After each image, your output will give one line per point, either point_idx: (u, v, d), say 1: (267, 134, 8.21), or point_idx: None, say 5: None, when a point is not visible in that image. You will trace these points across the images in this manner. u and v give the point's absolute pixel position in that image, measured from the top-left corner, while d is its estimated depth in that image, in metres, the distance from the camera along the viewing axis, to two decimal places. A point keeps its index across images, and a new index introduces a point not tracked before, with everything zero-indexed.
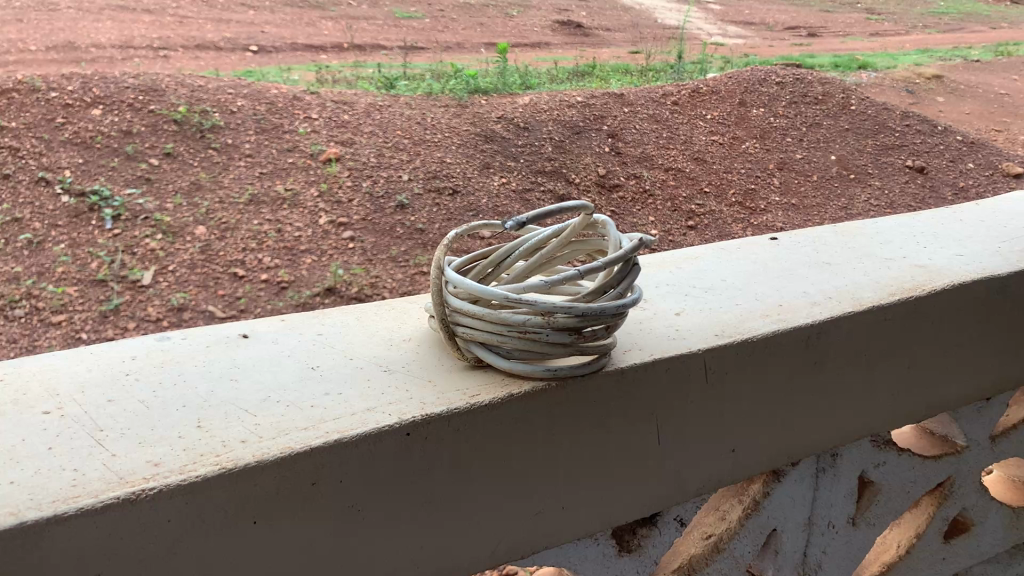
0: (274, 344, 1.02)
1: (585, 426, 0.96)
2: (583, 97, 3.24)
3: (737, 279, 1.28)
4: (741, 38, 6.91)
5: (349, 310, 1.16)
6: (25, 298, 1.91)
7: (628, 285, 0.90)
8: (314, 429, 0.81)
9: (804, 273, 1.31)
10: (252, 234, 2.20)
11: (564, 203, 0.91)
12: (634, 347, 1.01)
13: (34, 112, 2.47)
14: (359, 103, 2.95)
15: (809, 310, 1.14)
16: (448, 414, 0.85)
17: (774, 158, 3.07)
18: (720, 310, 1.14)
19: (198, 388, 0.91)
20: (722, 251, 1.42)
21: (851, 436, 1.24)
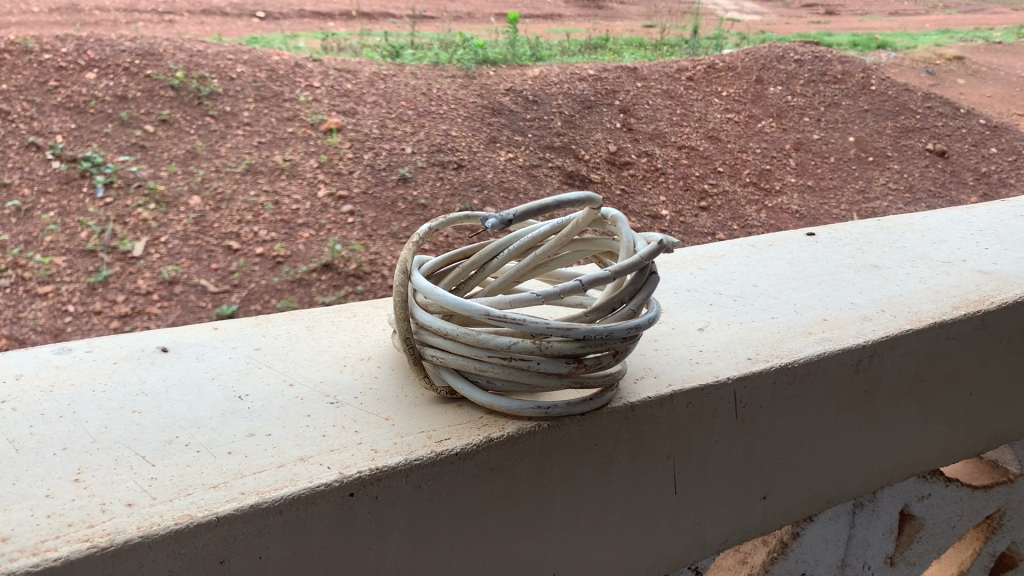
0: (186, 370, 0.98)
1: (586, 473, 0.92)
2: (595, 70, 3.14)
3: (769, 288, 1.30)
4: (758, 14, 6.75)
5: (298, 321, 1.13)
6: (11, 269, 1.84)
7: (642, 299, 0.81)
8: (222, 489, 0.73)
9: (845, 280, 1.34)
10: (248, 206, 2.12)
11: (563, 196, 0.82)
12: (659, 373, 0.98)
13: (26, 74, 2.39)
14: (363, 72, 2.86)
15: (858, 327, 1.14)
16: (405, 469, 0.78)
17: (790, 139, 2.98)
18: (755, 323, 1.15)
19: (89, 427, 0.85)
20: (753, 253, 1.46)
21: (874, 461, 1.22)
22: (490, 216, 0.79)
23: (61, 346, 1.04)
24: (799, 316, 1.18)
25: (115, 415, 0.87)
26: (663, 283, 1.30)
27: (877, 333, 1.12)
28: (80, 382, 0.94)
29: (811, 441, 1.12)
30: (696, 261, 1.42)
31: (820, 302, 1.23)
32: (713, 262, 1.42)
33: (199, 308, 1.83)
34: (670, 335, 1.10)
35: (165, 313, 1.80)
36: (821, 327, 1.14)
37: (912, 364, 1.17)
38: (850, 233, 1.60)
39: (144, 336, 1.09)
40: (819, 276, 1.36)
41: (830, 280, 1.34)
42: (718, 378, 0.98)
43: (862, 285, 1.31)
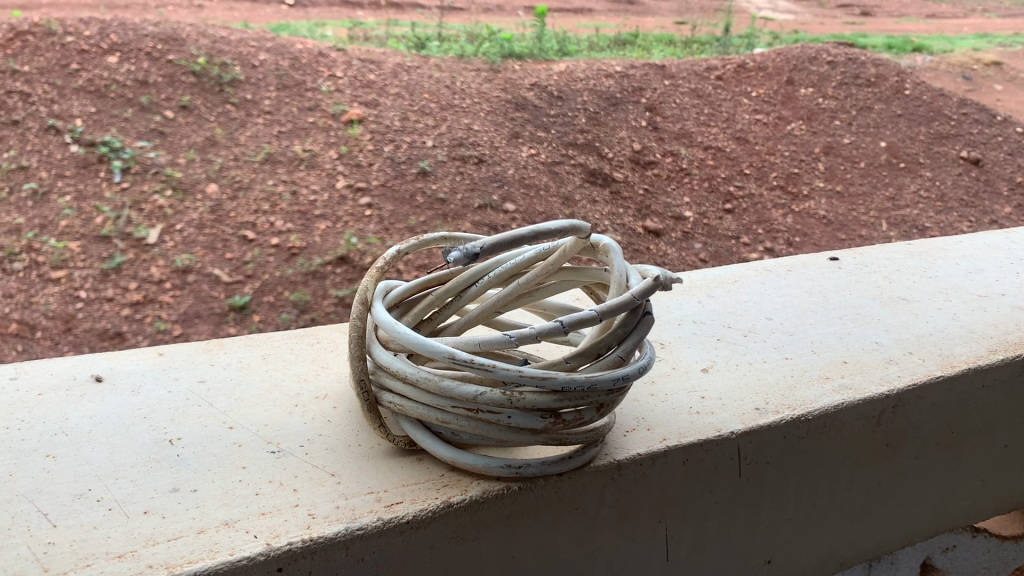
0: (114, 407, 1.04)
1: (566, 539, 0.95)
2: (622, 66, 3.09)
3: (784, 321, 1.34)
4: (791, 13, 6.63)
5: (253, 349, 1.20)
6: (24, 252, 1.83)
7: (630, 347, 0.82)
8: (127, 560, 0.77)
9: (869, 315, 1.37)
10: (266, 195, 2.09)
11: (548, 225, 0.82)
12: (652, 425, 1.01)
13: (48, 57, 2.38)
14: (387, 62, 2.82)
15: (881, 373, 1.17)
16: (344, 538, 0.80)
17: (821, 142, 2.90)
18: (765, 364, 1.19)
19: (7, 472, 0.90)
20: (770, 279, 1.50)
21: (886, 516, 1.24)
22: (454, 249, 0.79)
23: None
24: (817, 357, 1.21)
25: (30, 459, 0.92)
26: (672, 313, 1.34)
27: (903, 381, 1.15)
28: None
29: (821, 497, 1.15)
30: (705, 286, 1.46)
31: (839, 342, 1.26)
32: (725, 288, 1.46)
33: (211, 297, 1.81)
34: (668, 377, 1.14)
35: (177, 302, 1.79)
36: (840, 371, 1.17)
37: (931, 419, 1.19)
38: (877, 260, 1.62)
39: (84, 360, 1.16)
40: (839, 309, 1.39)
41: (850, 316, 1.36)
42: (718, 431, 1.00)
43: (886, 322, 1.34)
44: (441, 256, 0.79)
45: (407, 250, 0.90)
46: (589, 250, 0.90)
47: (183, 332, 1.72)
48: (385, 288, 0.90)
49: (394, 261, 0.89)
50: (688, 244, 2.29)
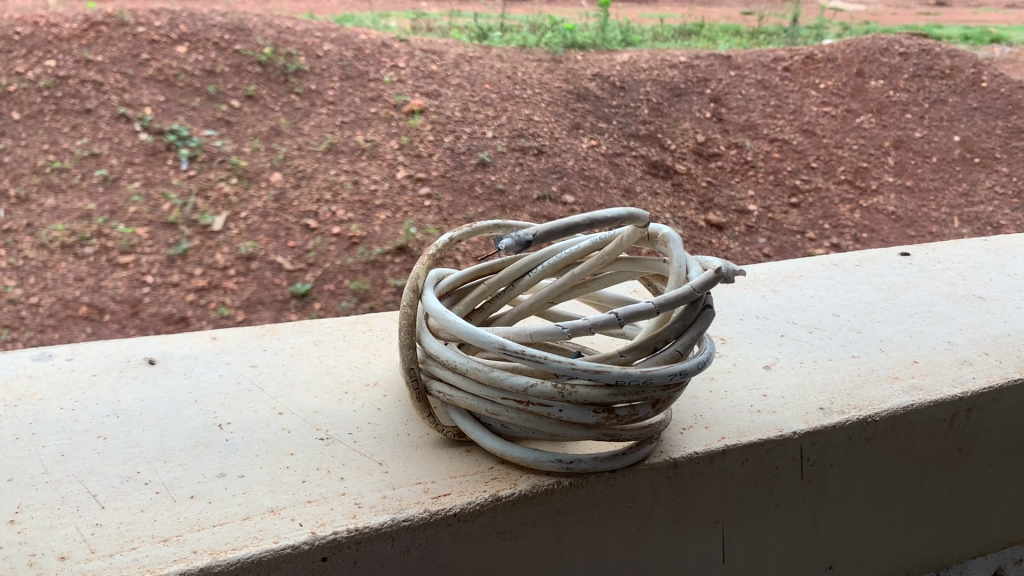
0: (165, 389, 1.06)
1: (617, 538, 0.94)
2: (687, 57, 3.04)
3: (850, 316, 1.31)
4: (863, 4, 6.44)
5: (305, 334, 1.21)
6: (95, 237, 1.88)
7: (688, 343, 0.80)
8: (172, 544, 0.78)
9: (941, 311, 1.33)
10: (328, 185, 2.11)
11: (610, 213, 0.82)
12: (710, 423, 0.99)
13: (120, 47, 2.43)
14: (449, 53, 2.82)
15: (955, 373, 1.13)
16: (390, 528, 0.80)
17: (891, 135, 2.81)
18: (830, 361, 1.16)
19: (58, 453, 0.92)
20: (837, 275, 1.47)
21: (955, 523, 1.21)
22: (506, 235, 0.77)
23: (43, 350, 1.14)
24: (885, 356, 1.18)
25: (80, 440, 0.94)
26: (734, 307, 1.32)
27: (979, 383, 1.11)
28: (52, 397, 1.03)
29: (886, 502, 1.12)
30: (770, 280, 1.43)
31: (911, 340, 1.23)
32: (790, 282, 1.43)
33: (274, 284, 1.84)
34: (728, 374, 1.12)
35: (241, 289, 1.82)
36: (910, 372, 1.13)
37: (1004, 426, 1.15)
38: (951, 256, 1.57)
39: (139, 342, 1.19)
40: (911, 307, 1.34)
41: (923, 314, 1.32)
42: (780, 432, 0.98)
43: (960, 321, 1.29)
44: (493, 243, 0.78)
45: (460, 237, 0.90)
46: (648, 240, 0.89)
47: (246, 318, 1.75)
48: (436, 276, 0.90)
49: (446, 247, 0.89)
50: (752, 238, 2.26)
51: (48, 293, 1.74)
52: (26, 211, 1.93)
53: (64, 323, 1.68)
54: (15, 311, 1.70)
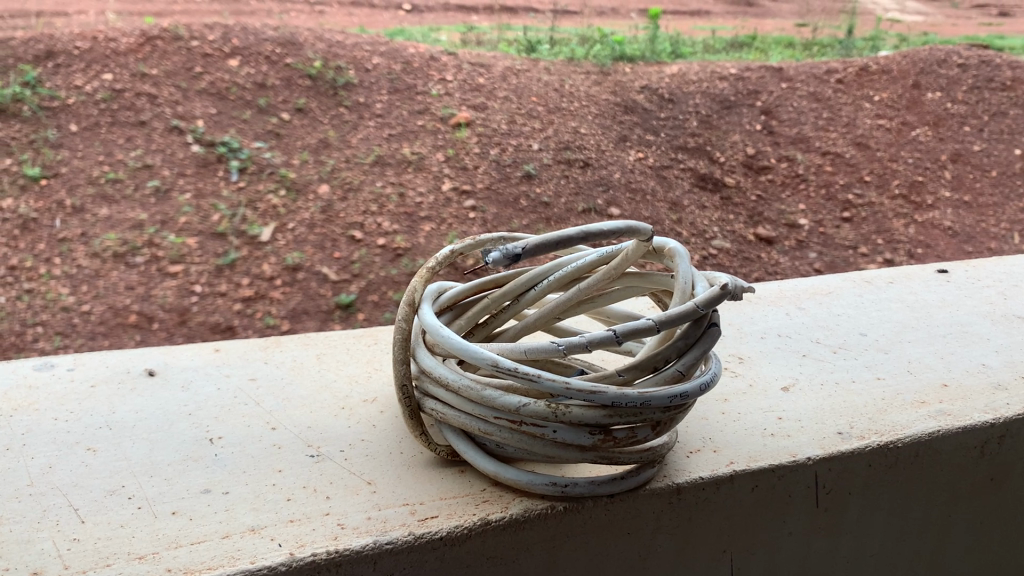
0: (161, 402, 1.07)
1: (617, 565, 0.92)
2: (737, 69, 3.01)
3: (877, 336, 1.29)
4: (921, 15, 6.31)
5: (309, 348, 1.23)
6: (146, 246, 1.92)
7: (691, 364, 0.79)
8: (147, 562, 0.78)
9: (976, 332, 1.31)
10: (374, 197, 2.12)
11: (614, 225, 0.81)
12: (719, 446, 0.97)
13: (175, 60, 2.49)
14: (497, 66, 2.83)
15: (987, 399, 1.11)
16: (371, 552, 0.80)
17: (949, 149, 2.73)
18: (853, 383, 1.14)
19: (45, 463, 0.94)
20: (868, 291, 1.45)
21: (986, 557, 1.16)
22: (494, 249, 0.78)
23: (46, 359, 1.16)
24: (913, 379, 1.16)
25: (69, 452, 0.96)
26: (756, 324, 1.31)
27: (1012, 410, 1.08)
28: (49, 408, 1.05)
29: (910, 532, 1.08)
30: (796, 297, 1.42)
31: (941, 362, 1.21)
32: (817, 299, 1.42)
33: (319, 295, 1.87)
34: (743, 396, 1.11)
35: (286, 299, 1.85)
36: (938, 396, 1.11)
37: None
38: (990, 273, 1.55)
39: (143, 354, 1.21)
40: (943, 326, 1.32)
41: (957, 334, 1.30)
42: (794, 457, 0.96)
43: (997, 343, 1.28)
44: (483, 255, 0.78)
45: (461, 250, 0.89)
46: (654, 255, 0.89)
47: (291, 328, 1.78)
48: (437, 290, 0.89)
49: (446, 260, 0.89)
50: (803, 253, 2.22)
51: (99, 301, 1.79)
52: (80, 220, 1.98)
53: (114, 331, 1.72)
54: (68, 318, 1.74)
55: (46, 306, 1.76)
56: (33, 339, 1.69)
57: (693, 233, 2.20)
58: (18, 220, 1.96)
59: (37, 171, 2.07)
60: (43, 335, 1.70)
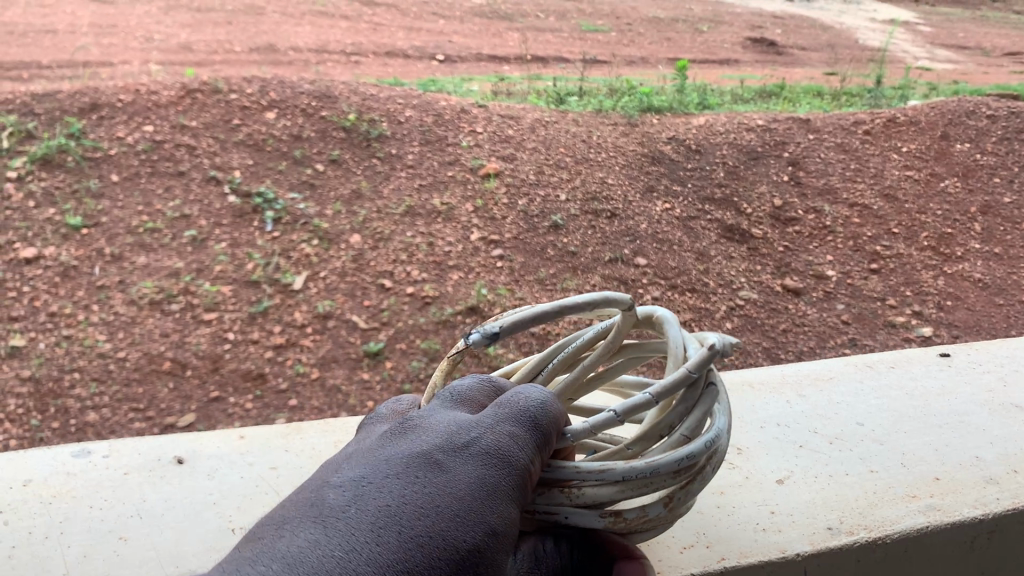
0: (187, 488, 1.25)
1: None
2: (764, 120, 3.03)
3: (873, 425, 1.40)
4: (950, 63, 6.31)
5: (327, 434, 1.39)
6: (182, 294, 1.97)
7: (693, 428, 0.83)
8: None
9: (973, 423, 1.42)
10: (404, 246, 2.16)
11: (590, 300, 0.87)
12: (711, 541, 1.11)
13: (214, 113, 2.56)
14: (526, 118, 2.88)
15: (975, 493, 1.24)
16: None
17: (977, 201, 2.72)
18: (849, 476, 1.27)
19: (90, 551, 1.12)
20: (870, 375, 1.56)
21: None
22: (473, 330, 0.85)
23: (83, 446, 1.34)
24: (906, 472, 1.29)
25: (104, 540, 1.14)
26: (756, 412, 1.42)
27: (999, 506, 1.22)
28: (86, 493, 1.23)
29: None
30: (798, 384, 1.52)
31: (934, 455, 1.33)
32: (818, 385, 1.51)
33: (348, 343, 1.90)
34: (741, 489, 1.23)
35: (317, 347, 1.88)
36: (930, 489, 1.25)
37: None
38: (991, 358, 1.65)
39: (172, 439, 1.37)
40: (941, 416, 1.44)
41: (953, 426, 1.41)
42: (783, 552, 1.10)
43: (993, 433, 1.40)
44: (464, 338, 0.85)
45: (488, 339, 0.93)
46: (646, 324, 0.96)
47: (320, 375, 1.81)
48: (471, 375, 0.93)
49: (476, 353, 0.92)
50: (830, 304, 2.22)
51: (135, 348, 1.83)
52: (119, 268, 2.03)
53: (148, 378, 1.77)
54: (104, 365, 1.79)
55: (84, 352, 1.81)
56: (71, 385, 1.74)
57: (720, 282, 2.21)
58: (59, 267, 2.02)
59: (78, 220, 2.14)
60: (80, 382, 1.75)
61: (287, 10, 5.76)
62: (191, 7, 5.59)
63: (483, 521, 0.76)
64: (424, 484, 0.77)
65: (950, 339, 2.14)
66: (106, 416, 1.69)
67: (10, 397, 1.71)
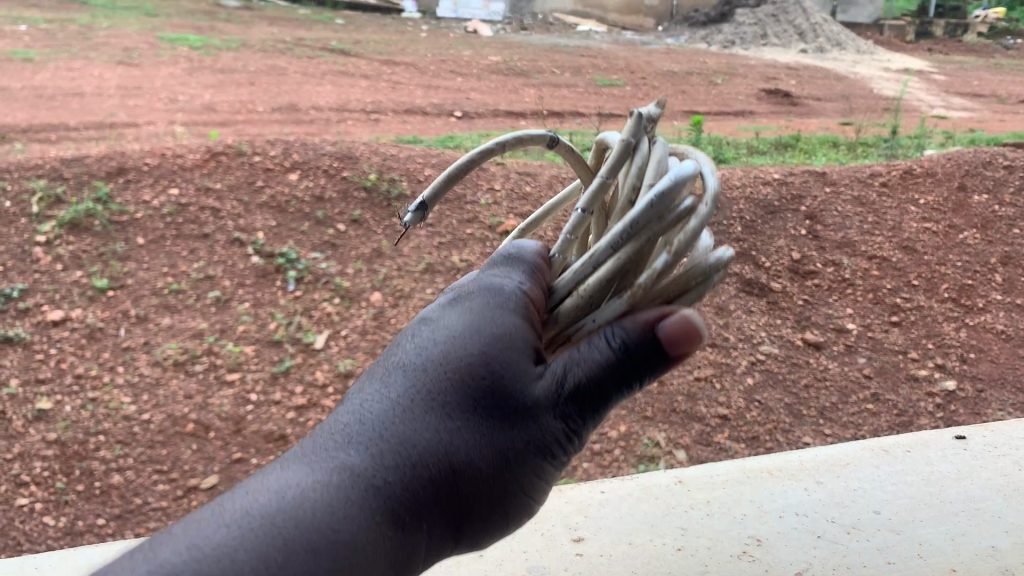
0: None
1: None
2: (781, 174, 3.05)
3: (890, 513, 1.39)
4: (966, 111, 6.33)
5: None
6: (205, 354, 2.00)
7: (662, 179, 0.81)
8: None
9: (988, 508, 1.41)
10: (424, 304, 2.18)
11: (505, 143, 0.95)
12: None
13: (238, 175, 2.61)
14: (544, 175, 2.91)
15: None
16: None
17: (997, 252, 2.71)
18: (866, 569, 1.27)
19: None
20: (886, 459, 1.55)
21: None
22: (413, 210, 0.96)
23: (126, 543, 1.42)
24: (922, 562, 1.28)
25: None
26: (774, 501, 1.42)
27: None
28: None
29: None
30: (816, 470, 1.51)
31: (951, 545, 1.32)
32: (836, 471, 1.51)
33: None
34: None
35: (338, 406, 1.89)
36: None
37: None
38: (1008, 438, 1.63)
39: None
40: (958, 503, 1.42)
41: (970, 513, 1.40)
42: None
43: (1010, 520, 1.38)
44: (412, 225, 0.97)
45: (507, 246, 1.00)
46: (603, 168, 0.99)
47: None
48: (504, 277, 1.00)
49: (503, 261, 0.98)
50: (852, 358, 2.21)
51: (159, 410, 1.85)
52: (144, 329, 2.06)
53: (172, 440, 1.79)
54: (129, 427, 1.81)
55: (109, 414, 1.83)
56: (95, 447, 1.76)
57: (741, 337, 2.21)
58: (85, 329, 2.05)
59: (104, 283, 2.18)
60: (105, 444, 1.77)
61: (308, 70, 5.90)
62: (215, 68, 5.73)
63: (474, 337, 0.84)
64: (418, 335, 0.89)
65: (974, 394, 2.12)
66: (130, 478, 1.71)
67: (37, 460, 1.73)
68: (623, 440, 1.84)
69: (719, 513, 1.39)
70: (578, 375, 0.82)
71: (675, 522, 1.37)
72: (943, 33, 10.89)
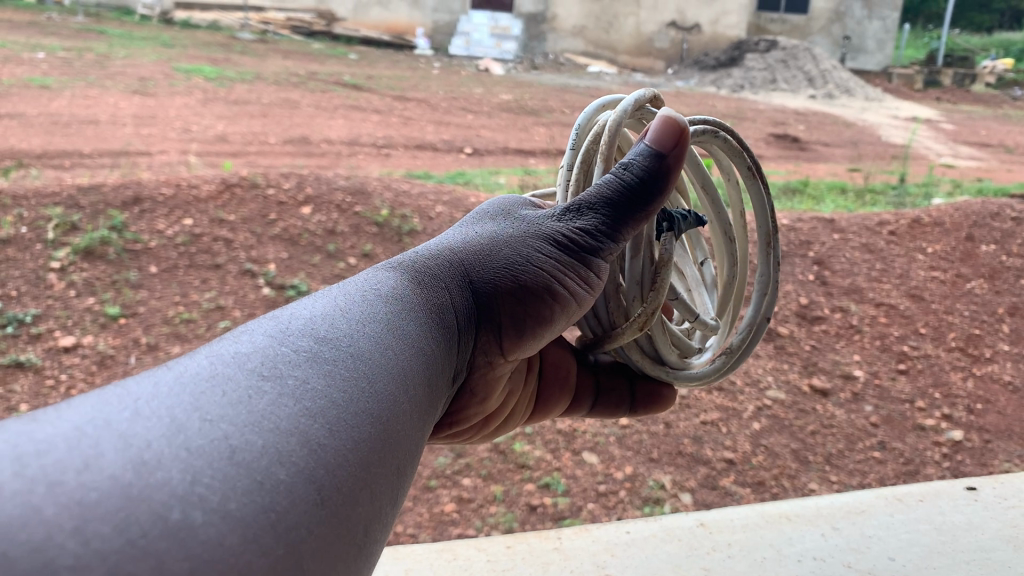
0: None
1: None
2: (789, 220, 3.07)
3: (907, 560, 1.38)
4: (974, 160, 6.37)
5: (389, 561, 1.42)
6: None
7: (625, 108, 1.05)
8: None
9: (1000, 555, 1.40)
10: None
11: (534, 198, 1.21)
12: None
13: (252, 207, 2.64)
14: None
15: None
16: None
17: (1005, 301, 2.70)
18: None
19: None
20: (899, 507, 1.54)
21: None
22: None
23: None
24: None
25: None
26: (792, 544, 1.42)
27: None
28: None
29: None
30: (831, 516, 1.51)
31: None
32: (851, 518, 1.50)
33: None
34: None
35: None
36: None
37: None
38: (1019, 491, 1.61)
39: None
40: (968, 553, 1.41)
41: (980, 563, 1.38)
42: None
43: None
44: None
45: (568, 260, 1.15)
46: None
47: None
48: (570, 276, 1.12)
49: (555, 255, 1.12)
50: (858, 406, 2.21)
51: None
52: (154, 357, 2.08)
53: None
54: None
55: None
56: None
57: (747, 382, 2.23)
58: (96, 356, 2.06)
59: (116, 310, 2.20)
60: None
61: (322, 104, 5.98)
62: (229, 99, 5.81)
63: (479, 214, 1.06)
64: None
65: (981, 444, 2.09)
66: None
67: None
68: (628, 481, 1.83)
69: (740, 556, 1.39)
70: (589, 197, 0.91)
71: (698, 564, 1.37)
72: (951, 82, 10.96)
